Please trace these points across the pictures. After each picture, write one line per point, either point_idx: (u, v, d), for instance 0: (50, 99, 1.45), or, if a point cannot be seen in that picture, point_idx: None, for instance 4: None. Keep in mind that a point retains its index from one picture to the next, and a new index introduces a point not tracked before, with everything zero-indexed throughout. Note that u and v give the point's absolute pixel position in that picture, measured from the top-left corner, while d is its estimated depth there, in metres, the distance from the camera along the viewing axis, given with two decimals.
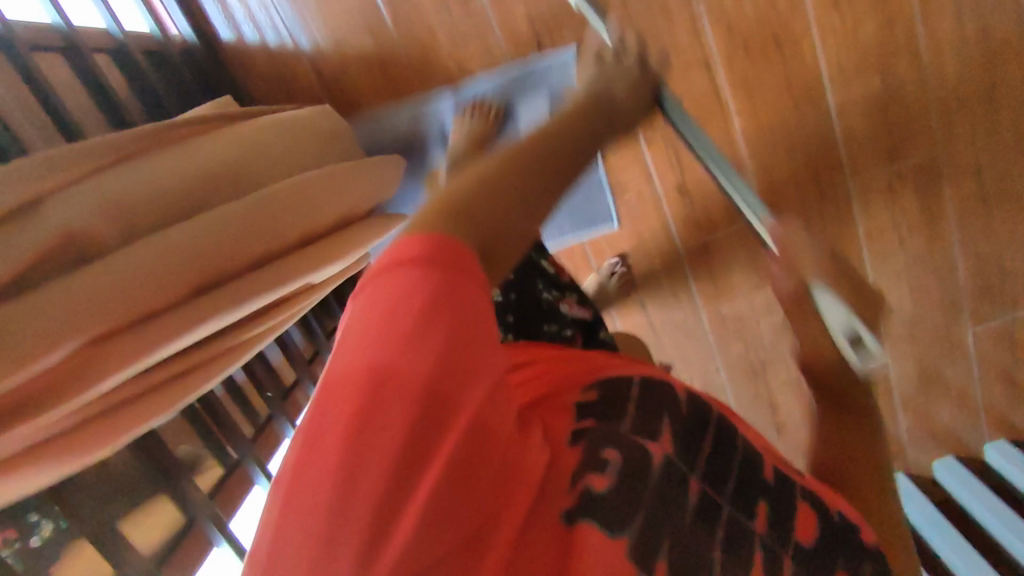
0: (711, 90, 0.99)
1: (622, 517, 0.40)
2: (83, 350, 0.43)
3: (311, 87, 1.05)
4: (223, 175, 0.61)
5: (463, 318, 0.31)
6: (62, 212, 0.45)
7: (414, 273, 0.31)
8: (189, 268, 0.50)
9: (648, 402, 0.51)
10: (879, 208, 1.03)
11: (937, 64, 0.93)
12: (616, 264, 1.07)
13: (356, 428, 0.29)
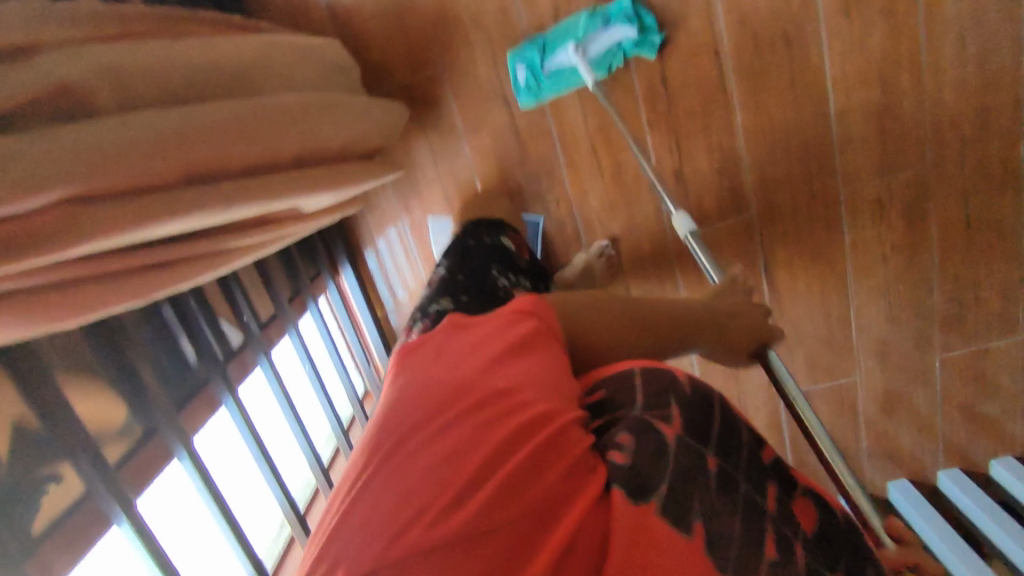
0: (718, 80, 0.99)
1: (645, 481, 0.48)
2: (58, 209, 0.42)
3: (321, 24, 1.02)
4: (222, 81, 0.61)
5: (531, 357, 0.58)
6: (54, 67, 0.45)
7: (508, 331, 0.61)
8: (165, 153, 0.49)
9: (646, 389, 0.57)
10: (865, 219, 1.04)
11: (936, 82, 0.94)
12: (607, 247, 1.04)
13: (465, 418, 0.51)
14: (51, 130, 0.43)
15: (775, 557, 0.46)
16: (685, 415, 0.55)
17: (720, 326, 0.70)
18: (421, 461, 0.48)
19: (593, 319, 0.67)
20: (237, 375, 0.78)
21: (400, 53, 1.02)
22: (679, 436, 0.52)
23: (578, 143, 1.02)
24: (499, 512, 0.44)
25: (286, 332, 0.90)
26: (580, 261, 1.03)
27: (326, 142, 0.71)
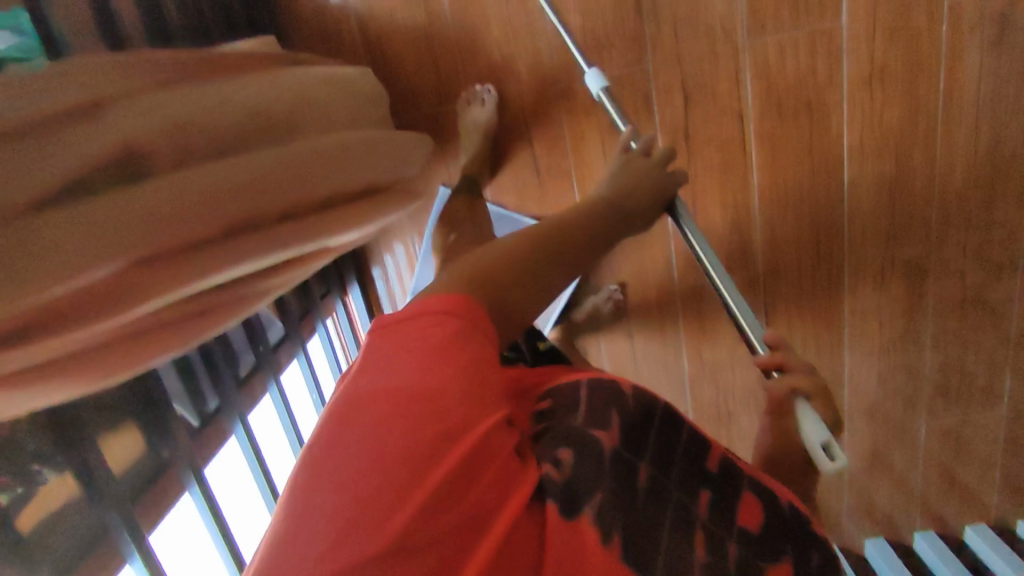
0: (739, 140, 1.00)
1: (586, 488, 0.50)
2: (125, 273, 0.41)
3: (348, 45, 1.01)
4: (278, 121, 0.59)
5: (469, 355, 0.45)
6: (125, 125, 0.42)
7: (433, 326, 0.46)
8: (233, 200, 0.48)
9: (589, 402, 0.59)
10: (866, 285, 1.08)
11: (947, 163, 1.00)
12: (615, 292, 1.07)
13: (377, 442, 0.41)
14: (126, 194, 0.40)
15: (704, 556, 0.55)
16: (624, 425, 0.59)
17: (609, 222, 0.66)
18: (324, 501, 0.39)
19: (503, 269, 0.53)
20: (247, 401, 0.77)
21: (428, 80, 1.03)
22: (616, 446, 0.56)
23: (596, 186, 1.03)
24: (437, 541, 0.41)
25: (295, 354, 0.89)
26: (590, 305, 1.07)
27: (359, 178, 0.71)
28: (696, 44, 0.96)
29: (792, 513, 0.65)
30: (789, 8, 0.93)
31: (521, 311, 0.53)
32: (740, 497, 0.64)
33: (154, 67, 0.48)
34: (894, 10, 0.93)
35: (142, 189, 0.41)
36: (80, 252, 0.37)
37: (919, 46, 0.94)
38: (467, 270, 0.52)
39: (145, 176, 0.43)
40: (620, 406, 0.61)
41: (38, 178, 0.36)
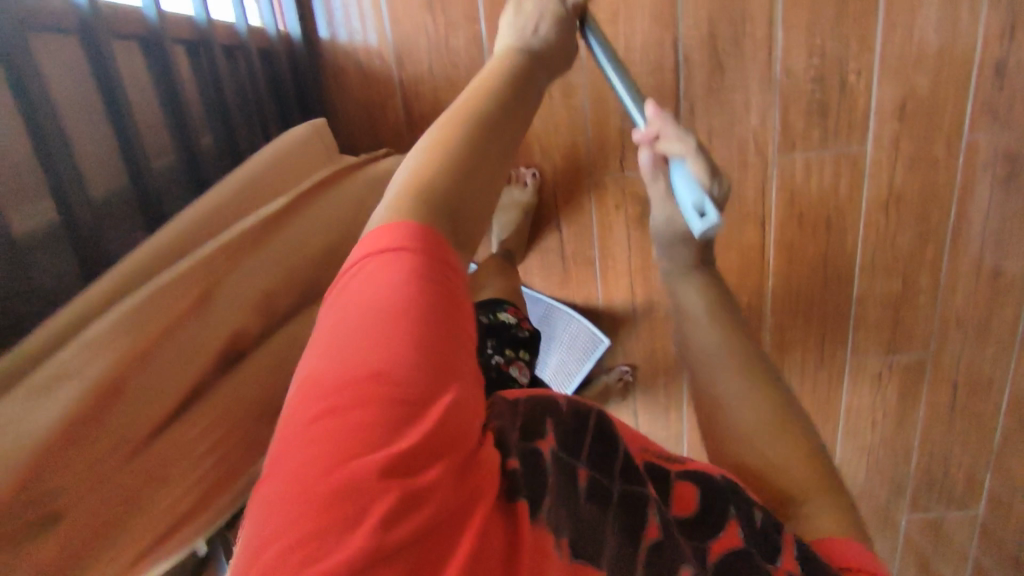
0: (759, 246, 1.04)
1: (539, 492, 0.45)
2: (222, 456, 0.50)
3: (392, 120, 1.04)
4: (332, 255, 0.63)
5: (443, 303, 0.41)
6: (218, 322, 0.50)
7: (397, 272, 0.40)
8: (283, 366, 0.55)
9: (528, 403, 0.53)
10: (864, 389, 1.12)
11: (950, 285, 1.05)
12: (625, 372, 1.11)
13: (344, 418, 0.35)
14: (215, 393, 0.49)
15: (656, 539, 0.52)
16: (563, 432, 0.53)
17: (514, 118, 0.59)
18: (293, 492, 0.33)
19: (450, 181, 0.47)
20: None
21: None
22: (555, 450, 0.50)
23: (618, 275, 1.07)
24: (418, 549, 0.34)
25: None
26: (603, 385, 1.11)
27: None
28: (728, 155, 0.99)
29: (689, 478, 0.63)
30: (819, 131, 0.97)
31: (471, 222, 0.49)
32: (645, 481, 0.57)
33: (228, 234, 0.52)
34: (918, 142, 0.98)
35: (219, 388, 0.50)
36: (194, 453, 0.47)
37: (935, 176, 0.99)
38: (411, 186, 0.46)
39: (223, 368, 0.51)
40: (558, 413, 0.54)
41: (152, 404, 0.44)
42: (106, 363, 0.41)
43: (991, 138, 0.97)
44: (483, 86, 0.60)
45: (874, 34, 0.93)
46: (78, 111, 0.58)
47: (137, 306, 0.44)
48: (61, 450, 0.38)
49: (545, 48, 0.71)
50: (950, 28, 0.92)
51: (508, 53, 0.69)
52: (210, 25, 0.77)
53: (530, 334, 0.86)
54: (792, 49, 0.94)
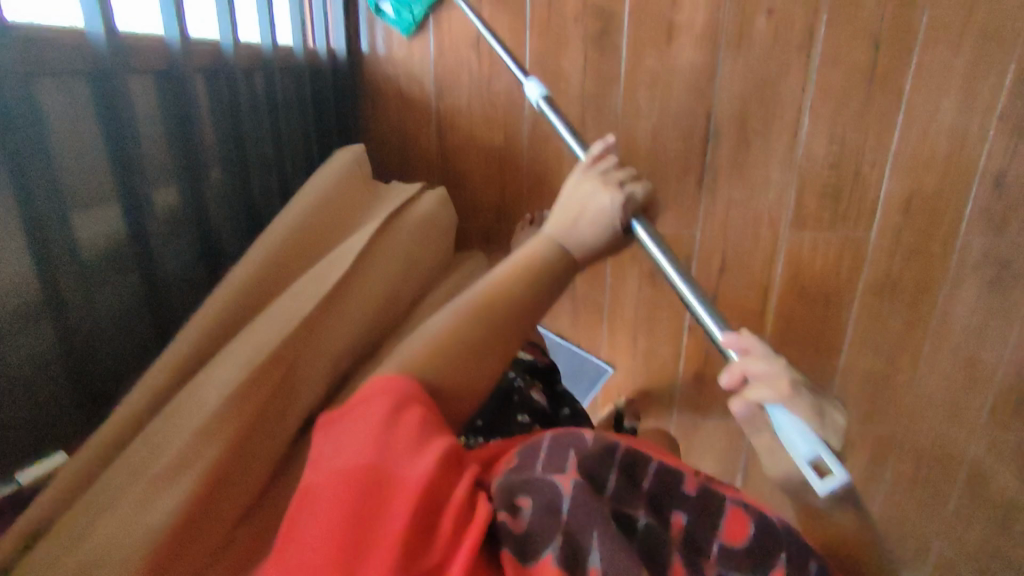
0: (759, 311, 1.09)
1: (541, 534, 0.46)
2: None
3: (425, 148, 1.07)
4: (386, 309, 0.65)
5: (397, 413, 0.47)
6: (303, 398, 0.52)
7: (358, 403, 0.48)
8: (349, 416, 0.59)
9: (551, 446, 0.55)
10: None
11: (928, 367, 1.13)
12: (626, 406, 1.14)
13: (334, 509, 0.40)
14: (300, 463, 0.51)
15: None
16: (587, 460, 0.53)
17: (551, 282, 0.63)
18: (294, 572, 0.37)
19: (461, 355, 0.56)
20: None
21: (489, 191, 1.08)
22: (577, 479, 0.50)
23: (623, 323, 1.10)
24: None
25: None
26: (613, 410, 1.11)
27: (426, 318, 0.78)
28: (742, 224, 1.04)
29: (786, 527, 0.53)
30: (829, 213, 1.03)
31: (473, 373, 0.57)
32: (723, 511, 0.53)
33: (302, 312, 0.54)
34: (917, 235, 1.05)
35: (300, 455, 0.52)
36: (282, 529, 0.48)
37: (930, 269, 1.07)
38: (427, 352, 0.55)
39: (303, 432, 0.54)
40: (581, 448, 0.54)
41: (247, 489, 0.46)
42: (211, 448, 0.44)
43: (983, 241, 1.05)
44: (540, 254, 0.64)
45: (891, 133, 1.00)
46: (151, 137, 0.59)
47: (232, 395, 0.46)
48: (178, 552, 0.40)
49: (596, 238, 0.68)
50: (960, 136, 1.00)
51: (597, 211, 0.68)
52: (274, 53, 0.79)
53: (546, 364, 0.97)
54: (814, 137, 1.00)
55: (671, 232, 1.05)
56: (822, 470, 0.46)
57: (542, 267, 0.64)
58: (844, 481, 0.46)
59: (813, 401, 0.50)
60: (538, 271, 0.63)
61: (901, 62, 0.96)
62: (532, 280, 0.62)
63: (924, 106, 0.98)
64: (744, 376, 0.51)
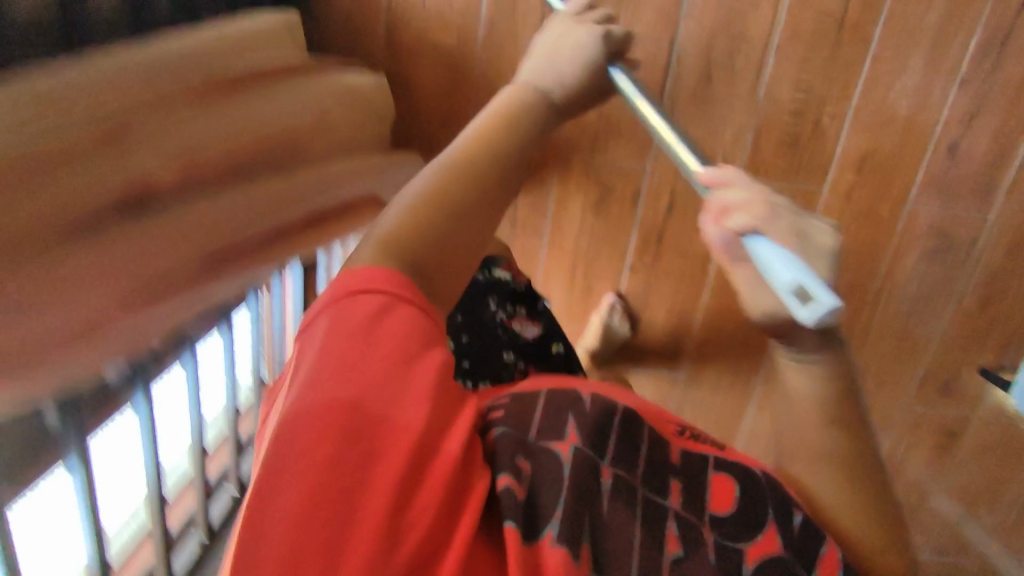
0: (704, 258, 1.06)
1: (537, 511, 0.50)
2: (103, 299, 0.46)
3: (373, 39, 0.98)
4: (279, 145, 0.60)
5: (371, 339, 0.47)
6: (128, 158, 0.48)
7: (336, 322, 0.47)
8: (209, 222, 0.53)
9: (549, 404, 0.60)
10: (766, 413, 1.19)
11: (862, 334, 1.14)
12: (615, 304, 1.07)
13: (319, 458, 0.42)
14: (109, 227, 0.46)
15: (677, 552, 0.53)
16: (585, 427, 0.57)
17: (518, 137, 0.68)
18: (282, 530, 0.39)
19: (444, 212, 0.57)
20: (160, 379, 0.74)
21: (438, 96, 1.01)
22: (577, 445, 0.55)
23: (563, 254, 1.06)
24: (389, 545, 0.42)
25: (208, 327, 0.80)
26: (602, 322, 1.07)
27: (337, 195, 0.72)
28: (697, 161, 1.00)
29: (768, 477, 0.61)
30: (785, 162, 1.01)
31: (456, 240, 0.58)
32: (710, 479, 0.61)
33: (200, 70, 0.55)
34: (869, 197, 1.04)
35: (109, 236, 0.46)
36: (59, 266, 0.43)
37: (876, 233, 1.06)
38: (399, 236, 0.53)
39: (120, 213, 0.47)
40: (578, 409, 0.59)
41: None
42: None
43: (930, 210, 1.05)
44: (507, 107, 0.70)
45: (857, 83, 0.96)
46: None
47: None
48: None
49: (579, 76, 0.75)
50: (922, 96, 0.97)
51: (575, 41, 0.75)
52: None
53: (530, 289, 0.90)
54: (779, 79, 0.96)
55: (625, 166, 0.99)
56: (805, 299, 0.48)
57: (520, 122, 0.69)
58: (833, 303, 0.47)
59: (794, 214, 0.56)
60: (509, 123, 0.68)
61: (873, 11, 0.93)
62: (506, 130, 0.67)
63: (893, 59, 0.95)
64: (723, 208, 0.56)
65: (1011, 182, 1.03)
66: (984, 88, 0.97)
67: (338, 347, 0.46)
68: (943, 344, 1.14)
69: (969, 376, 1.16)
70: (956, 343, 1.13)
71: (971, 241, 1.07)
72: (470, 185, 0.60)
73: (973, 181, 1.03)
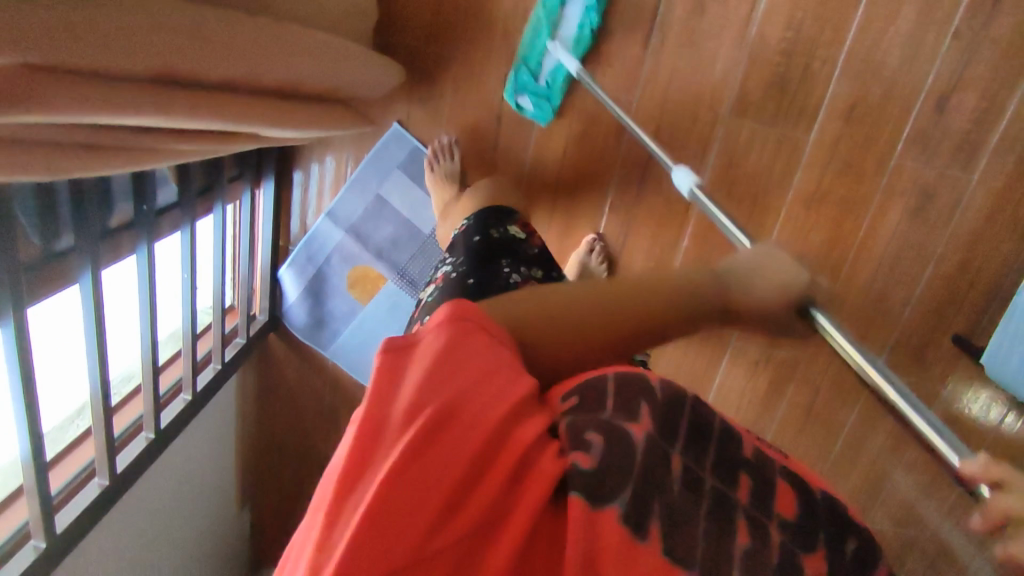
0: None
1: (607, 484, 0.38)
2: (44, 68, 0.40)
3: None
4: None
5: (474, 351, 0.41)
6: None
7: (438, 336, 0.42)
8: (187, 52, 0.49)
9: (619, 382, 0.48)
10: (739, 368, 1.18)
11: (840, 295, 1.09)
12: (595, 243, 1.04)
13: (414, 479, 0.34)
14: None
15: (748, 545, 0.43)
16: (659, 414, 0.47)
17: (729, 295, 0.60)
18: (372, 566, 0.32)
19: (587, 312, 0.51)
20: (107, 257, 0.70)
21: (426, 16, 1.00)
22: (648, 434, 0.44)
23: (544, 186, 1.05)
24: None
25: (162, 217, 0.79)
26: (579, 262, 1.04)
27: (309, 79, 0.70)
28: (682, 96, 1.01)
29: (830, 501, 0.52)
30: (773, 106, 1.00)
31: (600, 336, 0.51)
32: (775, 482, 0.50)
33: None
34: (854, 148, 1.02)
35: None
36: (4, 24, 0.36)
37: (860, 187, 1.04)
38: (537, 307, 0.51)
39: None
40: (651, 396, 0.48)
41: None
42: None
43: (915, 167, 1.02)
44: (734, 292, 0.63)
45: (849, 28, 0.96)
46: None
47: None
48: None
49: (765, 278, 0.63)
50: (915, 46, 0.96)
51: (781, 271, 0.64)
52: None
53: (541, 247, 0.83)
54: (770, 19, 0.96)
55: (609, 92, 1.03)
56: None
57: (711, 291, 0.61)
58: None
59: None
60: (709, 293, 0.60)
61: None
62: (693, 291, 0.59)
63: (886, 5, 0.94)
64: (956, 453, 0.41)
65: (998, 142, 0.99)
66: (976, 41, 0.95)
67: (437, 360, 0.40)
68: (914, 316, 1.10)
69: (942, 343, 1.10)
70: (928, 309, 1.09)
71: (952, 204, 1.03)
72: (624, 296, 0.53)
73: (959, 140, 1.00)
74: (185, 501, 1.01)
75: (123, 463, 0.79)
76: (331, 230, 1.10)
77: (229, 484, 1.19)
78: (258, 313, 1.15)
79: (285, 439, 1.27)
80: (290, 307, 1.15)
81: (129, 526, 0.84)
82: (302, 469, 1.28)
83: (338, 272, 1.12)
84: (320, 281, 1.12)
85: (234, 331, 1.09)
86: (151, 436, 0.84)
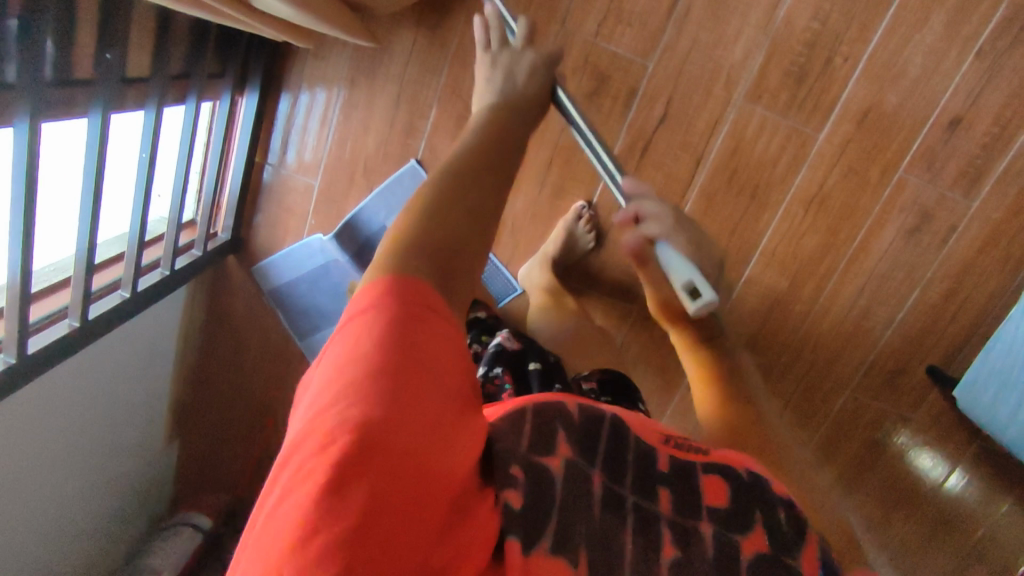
0: (684, 182, 1.02)
1: (539, 521, 0.40)
2: None
3: None
4: None
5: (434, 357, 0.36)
6: None
7: (368, 330, 0.36)
8: None
9: (539, 410, 0.47)
10: None
11: (827, 304, 1.05)
12: (584, 210, 0.99)
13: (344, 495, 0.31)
14: None
15: (675, 557, 0.45)
16: (573, 432, 0.48)
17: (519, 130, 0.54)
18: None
19: (464, 177, 0.46)
20: (55, 110, 0.62)
21: None
22: (568, 458, 0.46)
23: (540, 145, 1.00)
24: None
25: (126, 85, 0.70)
26: (564, 229, 0.99)
27: None
28: (697, 70, 0.98)
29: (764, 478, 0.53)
30: (787, 95, 0.98)
31: (495, 187, 0.47)
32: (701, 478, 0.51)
33: None
34: (862, 154, 0.99)
35: None
36: None
37: (863, 196, 1.00)
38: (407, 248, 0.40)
39: None
40: (568, 420, 0.48)
41: None
42: None
43: (918, 184, 0.98)
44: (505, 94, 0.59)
45: (877, 26, 0.94)
46: None
47: None
48: None
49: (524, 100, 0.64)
50: (937, 57, 0.94)
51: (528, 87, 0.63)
52: None
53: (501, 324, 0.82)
54: (798, 6, 0.94)
55: (625, 53, 0.99)
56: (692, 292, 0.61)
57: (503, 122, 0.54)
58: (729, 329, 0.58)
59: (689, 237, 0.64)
60: (492, 122, 0.53)
61: None
62: (495, 134, 0.52)
63: (915, 10, 0.93)
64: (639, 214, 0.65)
65: (1000, 175, 0.96)
66: (996, 65, 0.93)
67: (431, 384, 0.35)
68: (893, 341, 1.04)
69: (916, 371, 1.05)
70: (907, 335, 1.04)
71: (947, 229, 0.99)
72: (465, 194, 0.45)
73: (964, 163, 0.97)
74: (101, 417, 0.91)
75: (35, 346, 0.71)
76: (346, 271, 1.08)
77: (154, 412, 1.10)
78: (218, 232, 1.07)
79: (224, 376, 1.18)
80: (264, 234, 1.10)
81: (29, 422, 0.75)
82: (241, 412, 1.20)
83: (328, 309, 1.10)
84: (310, 308, 1.11)
85: (188, 245, 1.01)
86: (76, 325, 0.76)
